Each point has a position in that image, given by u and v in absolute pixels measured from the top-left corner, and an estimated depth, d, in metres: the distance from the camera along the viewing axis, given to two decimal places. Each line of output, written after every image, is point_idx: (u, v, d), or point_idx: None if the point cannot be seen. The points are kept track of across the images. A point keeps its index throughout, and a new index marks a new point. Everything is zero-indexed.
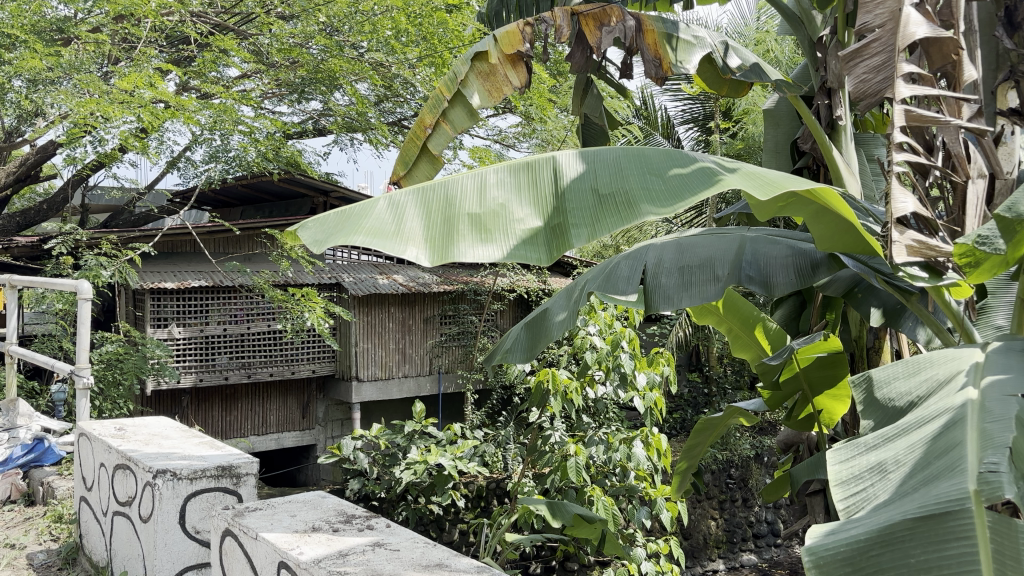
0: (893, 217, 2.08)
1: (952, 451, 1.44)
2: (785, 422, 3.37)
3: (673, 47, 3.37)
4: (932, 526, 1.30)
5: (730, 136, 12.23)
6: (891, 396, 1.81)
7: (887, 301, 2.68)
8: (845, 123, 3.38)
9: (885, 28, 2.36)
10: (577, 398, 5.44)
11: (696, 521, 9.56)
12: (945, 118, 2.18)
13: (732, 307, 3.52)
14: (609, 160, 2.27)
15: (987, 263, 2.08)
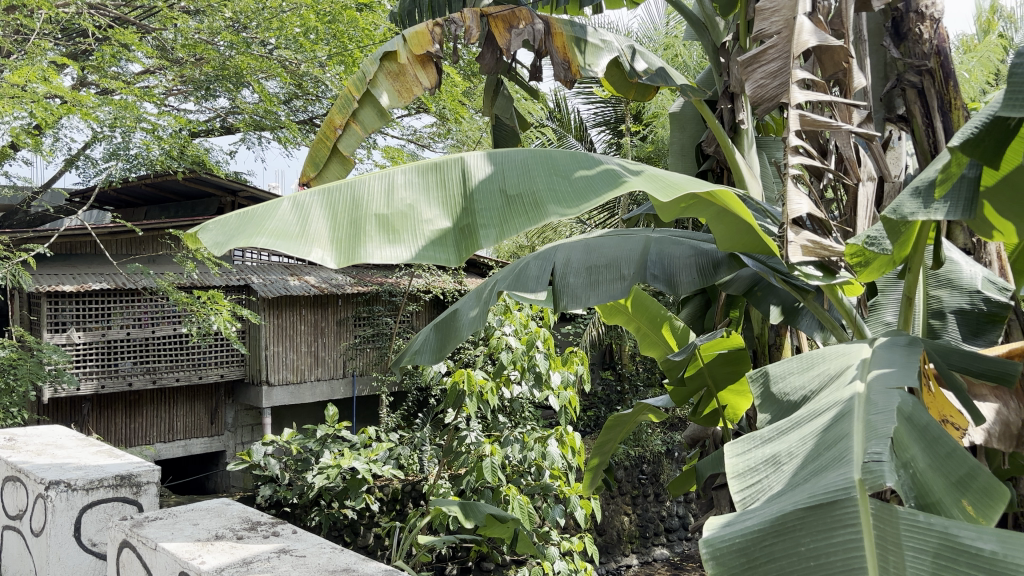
0: (789, 217, 2.15)
1: (840, 443, 1.50)
2: (691, 418, 3.44)
3: (581, 51, 3.40)
4: (820, 515, 1.35)
5: (641, 138, 12.46)
6: (786, 390, 1.88)
7: (784, 298, 2.77)
8: (747, 127, 3.49)
9: (781, 36, 2.44)
10: (492, 399, 5.46)
11: (610, 516, 9.78)
12: (836, 123, 2.28)
13: (641, 306, 3.58)
14: (517, 161, 2.29)
15: (876, 262, 2.19)
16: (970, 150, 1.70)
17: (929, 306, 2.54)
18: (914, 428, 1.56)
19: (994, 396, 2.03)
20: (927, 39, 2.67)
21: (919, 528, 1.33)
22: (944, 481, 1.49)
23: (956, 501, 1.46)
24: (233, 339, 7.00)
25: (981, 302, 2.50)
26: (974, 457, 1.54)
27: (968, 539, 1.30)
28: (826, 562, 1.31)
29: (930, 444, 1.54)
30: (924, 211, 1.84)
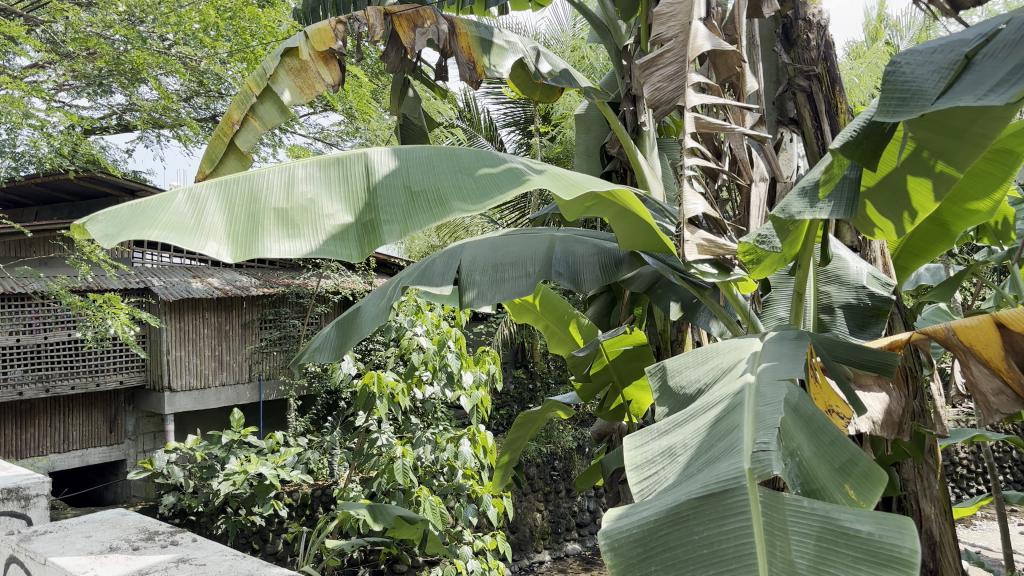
0: (684, 217, 2.21)
1: (731, 433, 1.55)
2: (598, 414, 3.47)
3: (486, 52, 3.42)
4: (712, 504, 1.39)
5: (550, 139, 12.58)
6: (682, 384, 1.94)
7: (684, 295, 2.84)
8: (649, 129, 3.57)
9: (677, 40, 2.52)
10: (403, 400, 5.43)
11: (523, 514, 9.85)
12: (730, 126, 2.35)
13: (549, 305, 3.62)
14: (421, 158, 2.28)
15: (768, 259, 2.32)
16: (850, 153, 1.79)
17: (819, 301, 2.65)
18: (799, 417, 1.64)
19: (878, 385, 2.13)
20: (815, 45, 2.79)
21: (803, 513, 1.39)
22: (828, 467, 1.56)
23: (838, 487, 1.54)
24: (131, 344, 6.75)
25: (867, 296, 2.63)
26: (855, 444, 1.63)
27: (847, 521, 1.37)
28: (718, 549, 1.35)
29: (815, 433, 1.62)
30: (810, 209, 1.93)
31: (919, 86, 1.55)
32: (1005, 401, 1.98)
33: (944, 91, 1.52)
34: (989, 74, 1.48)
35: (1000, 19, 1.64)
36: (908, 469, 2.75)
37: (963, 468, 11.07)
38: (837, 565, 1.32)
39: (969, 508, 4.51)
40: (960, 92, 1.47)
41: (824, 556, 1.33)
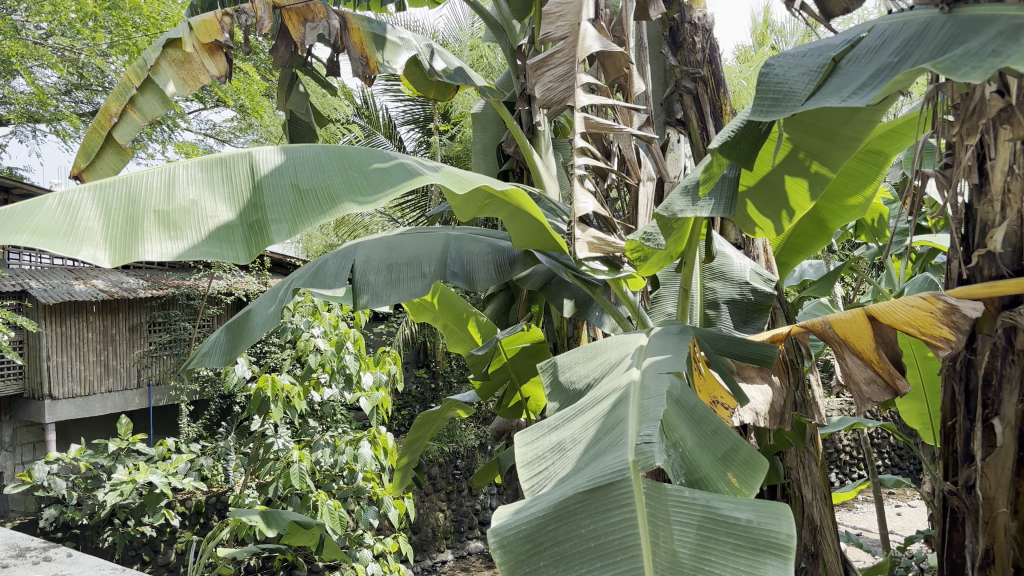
0: (575, 216, 2.23)
1: (617, 426, 1.58)
2: (496, 411, 3.50)
3: (378, 48, 3.40)
4: (598, 497, 1.41)
5: (450, 137, 12.56)
6: (572, 379, 1.97)
7: (577, 292, 2.88)
8: (544, 129, 3.60)
9: (567, 41, 2.55)
10: (299, 404, 5.31)
11: (425, 514, 9.80)
12: (618, 126, 2.39)
13: (448, 303, 3.60)
14: (309, 156, 2.24)
15: (654, 256, 2.39)
16: (728, 153, 1.86)
17: (705, 297, 2.73)
18: (682, 409, 1.69)
19: (761, 377, 2.16)
20: (700, 48, 2.87)
21: (685, 503, 1.43)
22: (711, 457, 1.61)
23: (721, 475, 1.58)
24: (5, 349, 6.37)
25: (750, 292, 2.73)
26: (737, 433, 1.68)
27: (727, 510, 1.41)
28: (604, 542, 1.36)
29: (697, 423, 1.67)
30: (691, 208, 1.99)
31: (791, 87, 1.62)
32: (876, 389, 2.07)
33: (813, 93, 1.59)
34: (854, 77, 1.56)
35: (864, 26, 1.73)
36: (791, 458, 2.87)
37: (846, 455, 11.63)
38: (718, 552, 1.35)
39: (849, 493, 4.72)
40: (827, 93, 1.54)
41: (705, 545, 1.36)
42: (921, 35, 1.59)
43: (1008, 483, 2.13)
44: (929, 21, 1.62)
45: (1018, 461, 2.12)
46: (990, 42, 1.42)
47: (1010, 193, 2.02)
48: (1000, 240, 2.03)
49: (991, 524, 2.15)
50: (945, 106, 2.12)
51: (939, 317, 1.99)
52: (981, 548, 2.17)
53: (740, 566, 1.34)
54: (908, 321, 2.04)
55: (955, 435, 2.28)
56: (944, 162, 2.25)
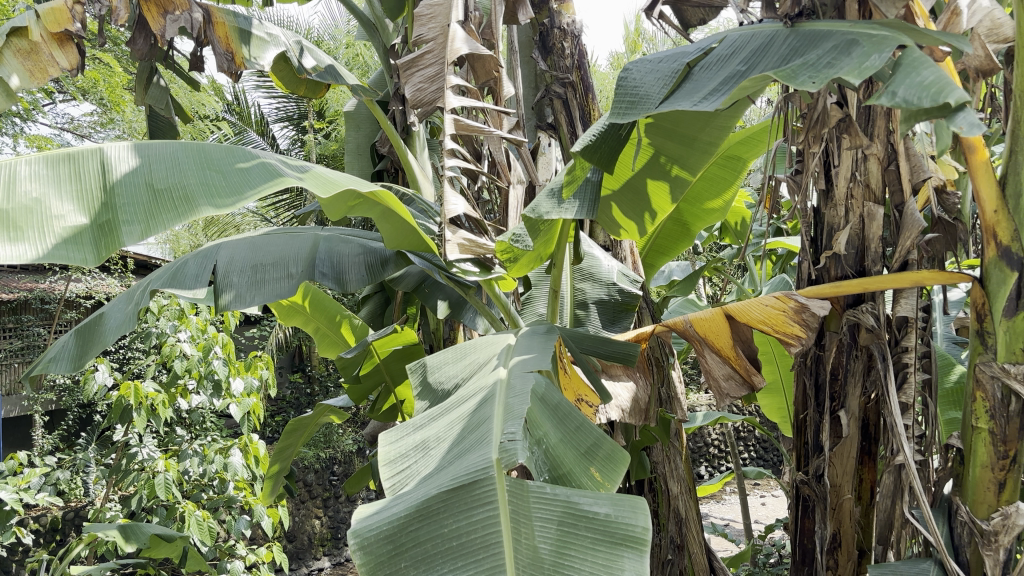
0: (445, 217, 2.22)
1: (482, 425, 1.59)
2: (369, 415, 3.43)
3: (245, 43, 3.30)
4: (460, 496, 1.41)
5: (325, 136, 12.37)
6: (441, 379, 1.97)
7: (451, 293, 2.87)
8: (418, 130, 3.57)
9: (436, 43, 2.55)
10: (165, 412, 5.07)
11: (300, 522, 9.58)
12: (487, 128, 2.39)
13: (319, 306, 3.53)
14: (165, 153, 2.14)
15: (524, 258, 2.41)
16: (590, 155, 1.90)
17: (575, 298, 2.78)
18: (546, 406, 1.71)
19: (627, 375, 2.24)
20: (569, 53, 2.92)
21: (547, 499, 1.44)
22: (574, 453, 1.64)
23: (584, 470, 1.61)
24: None
25: (617, 292, 2.80)
26: (599, 429, 1.73)
27: (586, 505, 1.44)
28: (466, 541, 1.36)
29: (561, 420, 1.70)
30: (557, 209, 2.03)
31: (646, 91, 1.69)
32: (734, 385, 2.15)
33: (667, 98, 1.65)
34: (705, 83, 1.62)
35: (716, 36, 1.81)
36: (658, 452, 2.95)
37: (714, 448, 12.11)
38: (577, 547, 1.38)
39: (714, 485, 4.88)
40: (679, 98, 1.60)
41: (565, 539, 1.38)
42: (766, 46, 1.67)
43: (852, 471, 2.27)
44: (774, 34, 1.71)
45: (861, 450, 2.28)
46: (827, 54, 1.51)
47: (853, 198, 2.15)
48: (843, 242, 2.14)
49: (838, 511, 2.26)
50: (795, 115, 2.23)
51: (791, 315, 2.09)
52: (829, 533, 2.28)
53: (598, 559, 1.36)
54: (763, 320, 2.14)
55: (806, 427, 2.37)
56: (794, 168, 2.37)
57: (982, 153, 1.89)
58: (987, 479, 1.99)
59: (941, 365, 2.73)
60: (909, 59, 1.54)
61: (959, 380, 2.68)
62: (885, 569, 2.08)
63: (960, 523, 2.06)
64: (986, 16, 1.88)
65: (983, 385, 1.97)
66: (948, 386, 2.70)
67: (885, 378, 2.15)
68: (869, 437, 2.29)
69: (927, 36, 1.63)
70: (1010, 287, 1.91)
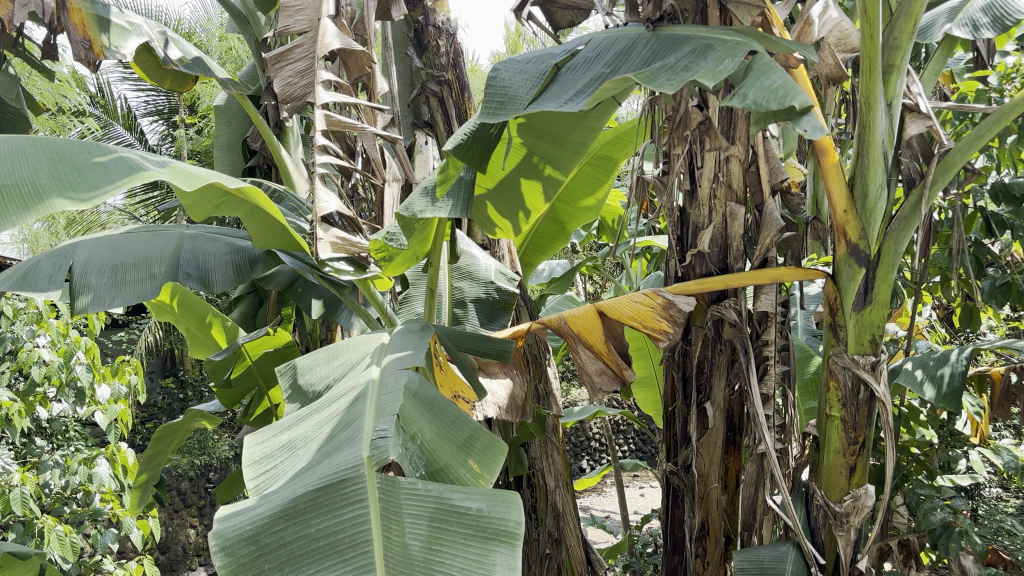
0: (316, 215, 2.17)
1: (352, 423, 1.56)
2: (241, 421, 3.34)
3: (104, 31, 3.11)
4: (329, 495, 1.37)
5: (197, 131, 11.96)
6: (312, 381, 1.93)
7: (325, 292, 2.81)
8: (292, 125, 3.48)
9: (306, 37, 2.50)
10: (21, 422, 4.70)
11: (173, 532, 9.22)
12: (360, 125, 2.36)
13: (188, 306, 3.40)
14: (10, 147, 1.99)
15: (400, 256, 2.36)
16: (461, 154, 1.91)
17: (453, 296, 2.77)
18: (420, 402, 1.69)
19: (504, 372, 2.26)
20: (444, 52, 2.91)
21: (418, 495, 1.42)
22: (449, 446, 1.62)
23: (462, 462, 1.59)
24: None
25: (495, 290, 2.81)
26: (474, 422, 1.73)
27: (458, 500, 1.42)
28: (335, 540, 1.32)
29: (436, 415, 1.69)
30: (430, 208, 2.02)
31: (515, 91, 1.71)
32: (606, 379, 2.18)
33: (534, 98, 1.68)
34: (571, 84, 1.66)
35: (582, 38, 1.85)
36: (535, 448, 2.97)
37: (595, 442, 12.33)
38: (448, 543, 1.35)
39: (594, 478, 4.95)
40: (547, 99, 1.63)
41: (436, 536, 1.35)
42: (629, 48, 1.72)
43: (719, 460, 2.37)
44: (636, 37, 1.76)
45: (727, 440, 2.38)
46: (684, 58, 1.57)
47: (716, 198, 2.23)
48: (707, 240, 2.22)
49: (705, 499, 2.36)
50: (663, 116, 2.31)
51: (659, 311, 2.15)
52: (697, 521, 2.37)
53: (469, 554, 1.34)
54: (632, 316, 2.18)
55: (674, 419, 2.45)
56: (661, 168, 2.45)
57: (832, 156, 2.00)
58: (839, 464, 2.10)
59: (800, 357, 2.88)
60: (759, 65, 1.62)
61: (815, 371, 2.84)
62: (748, 553, 2.16)
63: (816, 507, 2.17)
64: (835, 27, 1.99)
65: (835, 375, 2.08)
66: (806, 376, 2.85)
67: (747, 370, 2.25)
68: (733, 427, 2.39)
69: (778, 44, 1.72)
70: (859, 282, 2.03)
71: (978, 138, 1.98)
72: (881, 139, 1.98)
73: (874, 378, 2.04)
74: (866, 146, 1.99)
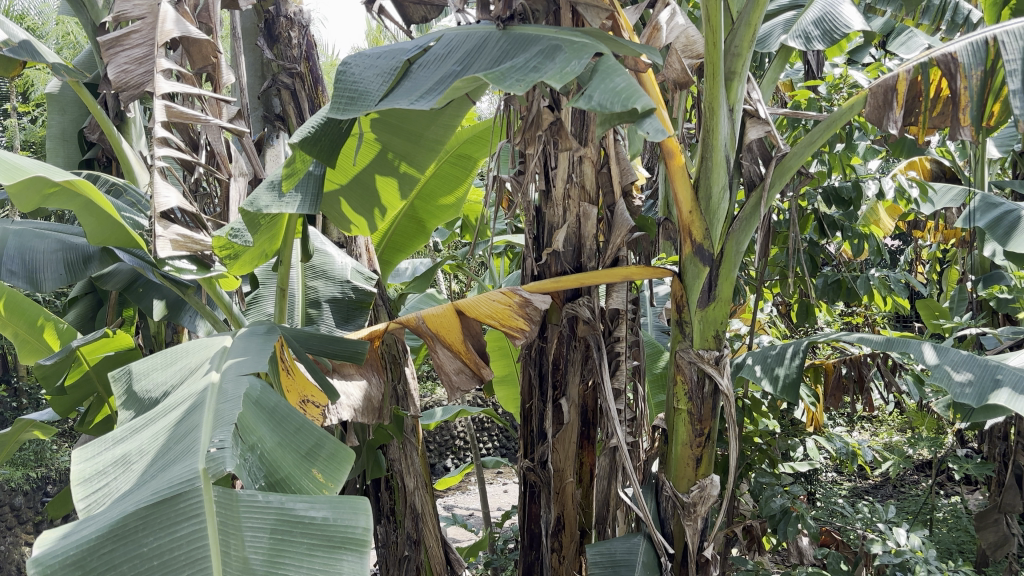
0: (155, 210, 2.05)
1: (189, 434, 1.48)
2: (78, 430, 3.13)
3: None
4: (162, 512, 1.29)
5: (30, 121, 11.17)
6: (147, 387, 1.82)
7: (168, 292, 2.66)
8: (132, 116, 3.29)
9: (145, 22, 2.37)
10: None
11: (5, 551, 8.60)
12: (205, 117, 2.24)
13: (16, 308, 3.14)
14: None
15: (247, 254, 2.28)
16: (311, 149, 1.85)
17: (307, 296, 2.68)
18: (261, 411, 1.63)
19: (359, 373, 2.22)
20: (296, 43, 2.82)
21: (258, 507, 1.35)
22: (294, 455, 1.56)
23: (305, 472, 1.54)
24: None
25: (351, 290, 2.74)
26: (320, 429, 1.68)
27: (302, 510, 1.37)
28: (170, 558, 1.23)
29: (279, 423, 1.63)
30: (277, 203, 1.96)
31: (365, 87, 1.67)
32: (465, 378, 2.18)
33: (386, 95, 1.66)
34: (422, 81, 1.64)
35: (433, 35, 1.83)
36: (394, 450, 2.90)
37: (459, 441, 12.31)
38: (292, 554, 1.30)
39: (456, 478, 4.92)
40: (397, 96, 1.61)
41: (279, 548, 1.30)
42: (480, 47, 1.72)
43: (573, 455, 2.40)
44: (487, 36, 1.76)
45: (581, 435, 2.42)
46: (533, 59, 1.58)
47: (569, 198, 2.25)
48: (561, 240, 2.25)
49: (561, 495, 2.39)
50: (516, 116, 2.33)
51: (516, 309, 2.16)
52: (554, 516, 2.40)
53: (315, 565, 1.30)
54: (490, 314, 2.18)
55: (531, 417, 2.45)
56: (516, 168, 2.47)
57: (678, 158, 2.05)
58: (687, 456, 2.17)
59: (650, 352, 2.97)
60: (605, 66, 1.65)
61: (664, 367, 2.94)
62: (601, 547, 2.20)
63: (666, 498, 2.24)
64: (682, 33, 2.02)
65: (682, 369, 2.15)
66: (655, 372, 2.95)
67: (600, 366, 2.30)
68: (587, 422, 2.44)
69: (624, 46, 1.77)
70: (703, 280, 2.11)
71: (810, 145, 2.10)
72: (724, 143, 2.06)
73: (717, 372, 2.12)
74: (709, 150, 2.06)
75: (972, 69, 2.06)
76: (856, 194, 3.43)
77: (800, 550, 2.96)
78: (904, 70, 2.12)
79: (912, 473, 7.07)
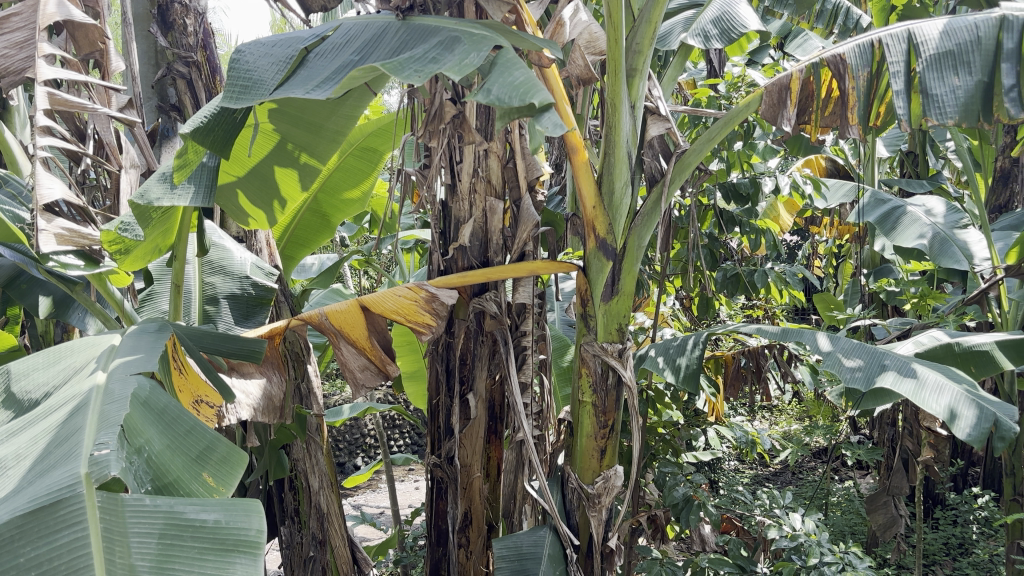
0: (37, 203, 1.93)
1: (71, 437, 1.41)
2: None
3: None
4: (40, 520, 1.21)
5: None
6: (27, 388, 1.73)
7: (54, 289, 2.53)
8: (16, 103, 3.13)
9: (26, 4, 2.25)
10: None
11: None
12: (92, 106, 2.13)
13: None
14: None
15: (138, 249, 2.18)
16: (204, 138, 1.79)
17: (203, 292, 2.60)
18: (149, 412, 1.56)
19: (258, 372, 2.17)
20: (192, 31, 2.76)
21: (145, 511, 1.30)
22: (183, 458, 1.51)
23: (195, 476, 1.49)
24: None
25: (250, 286, 2.66)
26: (213, 431, 1.63)
27: (191, 513, 1.33)
28: (50, 569, 1.17)
29: (169, 425, 1.57)
30: (169, 195, 1.89)
31: (259, 76, 1.62)
32: (370, 375, 2.14)
33: (281, 84, 1.61)
34: (319, 71, 1.60)
35: (331, 24, 1.79)
36: (297, 450, 2.83)
37: (369, 438, 12.17)
38: (181, 559, 1.26)
39: (365, 476, 4.87)
40: (293, 85, 1.56)
41: (168, 554, 1.25)
42: (378, 37, 1.69)
43: (481, 450, 2.40)
44: (386, 26, 1.74)
45: (488, 430, 2.42)
46: (432, 50, 1.57)
47: (475, 193, 2.25)
48: (467, 234, 2.25)
49: (468, 490, 2.38)
50: (420, 109, 2.30)
51: (422, 304, 2.14)
52: (460, 512, 2.38)
53: (207, 569, 1.26)
54: (395, 310, 2.15)
55: (438, 413, 2.39)
56: (420, 163, 2.44)
57: (582, 154, 2.03)
58: (591, 447, 2.19)
59: (557, 346, 3.00)
60: (504, 60, 1.64)
61: (570, 360, 2.97)
62: (507, 541, 2.20)
63: (571, 490, 2.26)
64: (585, 29, 2.04)
65: (587, 363, 2.17)
66: (561, 365, 2.98)
67: (507, 360, 2.30)
68: (494, 417, 2.44)
69: (525, 40, 1.76)
70: (607, 274, 2.13)
71: (709, 141, 2.13)
72: (625, 140, 2.08)
73: (620, 364, 2.15)
74: (612, 146, 2.08)
75: (859, 70, 2.14)
76: (753, 190, 3.53)
77: (703, 537, 3.03)
78: (797, 70, 2.19)
79: (809, 459, 7.34)
